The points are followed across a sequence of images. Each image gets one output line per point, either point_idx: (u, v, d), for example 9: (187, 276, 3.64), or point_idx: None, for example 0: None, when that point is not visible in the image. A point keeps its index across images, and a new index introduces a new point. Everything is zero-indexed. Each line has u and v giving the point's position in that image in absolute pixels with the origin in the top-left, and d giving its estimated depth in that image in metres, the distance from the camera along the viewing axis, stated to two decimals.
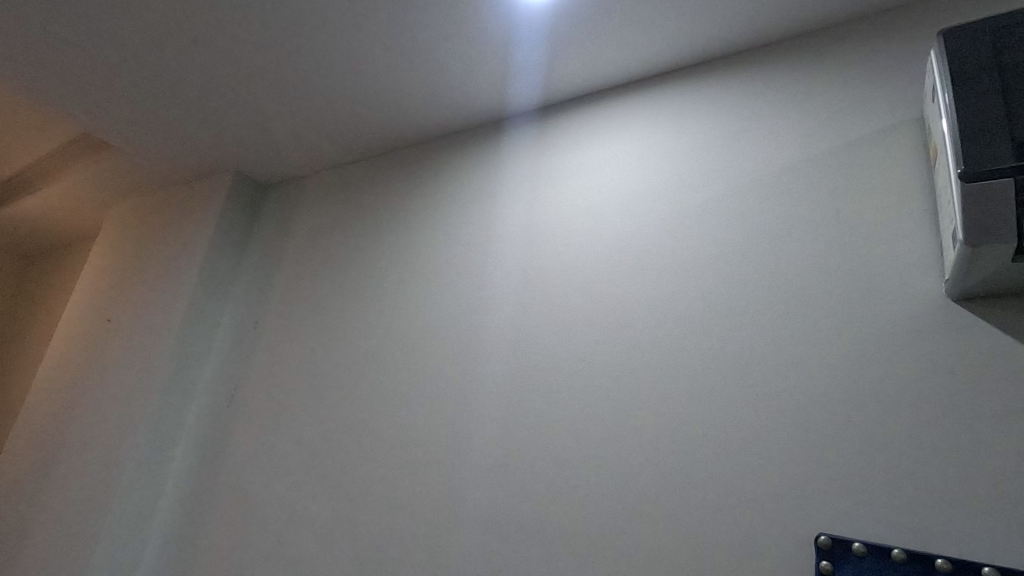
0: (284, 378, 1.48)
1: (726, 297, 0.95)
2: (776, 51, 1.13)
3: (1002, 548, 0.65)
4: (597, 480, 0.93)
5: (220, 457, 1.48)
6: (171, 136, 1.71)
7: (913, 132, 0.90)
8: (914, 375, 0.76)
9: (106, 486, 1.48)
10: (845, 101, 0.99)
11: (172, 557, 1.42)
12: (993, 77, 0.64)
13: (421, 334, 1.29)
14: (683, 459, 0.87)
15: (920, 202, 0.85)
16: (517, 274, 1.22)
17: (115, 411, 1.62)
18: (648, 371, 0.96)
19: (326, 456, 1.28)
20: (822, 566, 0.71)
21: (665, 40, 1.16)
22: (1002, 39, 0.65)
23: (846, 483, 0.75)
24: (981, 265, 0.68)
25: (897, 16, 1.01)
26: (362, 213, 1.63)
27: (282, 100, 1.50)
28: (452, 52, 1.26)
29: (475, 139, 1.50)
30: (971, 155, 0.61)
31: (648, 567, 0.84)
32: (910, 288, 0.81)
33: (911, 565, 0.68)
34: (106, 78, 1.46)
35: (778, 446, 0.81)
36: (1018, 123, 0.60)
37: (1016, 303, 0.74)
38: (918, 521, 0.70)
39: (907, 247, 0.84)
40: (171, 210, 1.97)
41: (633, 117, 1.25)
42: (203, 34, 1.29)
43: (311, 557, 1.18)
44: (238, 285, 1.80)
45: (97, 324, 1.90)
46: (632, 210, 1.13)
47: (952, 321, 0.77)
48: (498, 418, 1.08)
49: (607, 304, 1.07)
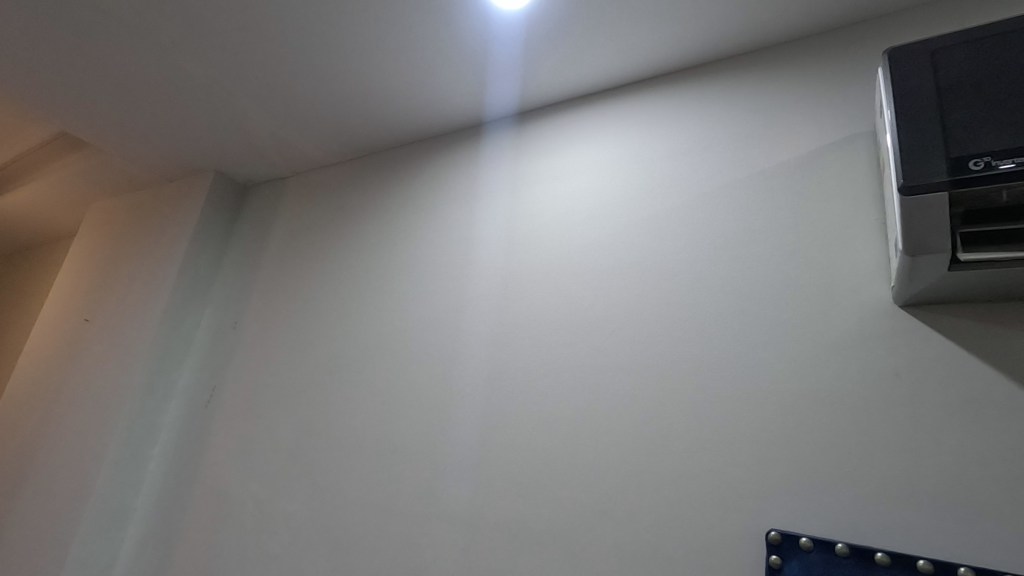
0: (262, 378, 1.50)
1: (689, 302, 0.98)
2: (743, 63, 1.16)
3: (936, 542, 0.69)
4: (564, 479, 0.96)
5: (198, 458, 1.49)
6: (150, 136, 1.71)
7: (867, 144, 0.94)
8: (862, 379, 0.80)
9: (83, 486, 1.49)
10: (806, 113, 1.02)
11: (148, 557, 1.43)
12: (928, 96, 0.67)
13: (398, 334, 1.31)
14: (645, 460, 0.90)
15: (872, 211, 0.89)
16: (494, 275, 1.24)
17: (92, 411, 1.62)
18: (615, 373, 0.99)
19: (302, 456, 1.30)
20: (772, 560, 0.75)
21: (636, 50, 1.20)
22: (937, 61, 0.69)
23: (797, 481, 0.78)
24: (922, 275, 0.72)
25: (856, 31, 1.05)
26: (342, 215, 1.64)
27: (262, 103, 1.51)
28: (428, 57, 1.28)
29: (453, 144, 1.52)
30: (910, 169, 0.65)
31: (611, 564, 0.87)
32: (861, 294, 0.85)
33: (854, 559, 0.71)
34: (86, 78, 1.46)
35: (735, 445, 0.84)
36: (951, 141, 0.64)
37: (959, 310, 0.77)
38: (862, 518, 0.73)
39: (860, 255, 0.87)
40: (151, 210, 1.97)
41: (607, 124, 1.28)
42: (181, 36, 1.30)
43: (286, 556, 1.19)
44: (217, 286, 1.81)
45: (75, 324, 1.90)
46: (606, 215, 1.16)
47: (899, 327, 0.80)
48: (470, 419, 1.11)
49: (579, 307, 1.09)
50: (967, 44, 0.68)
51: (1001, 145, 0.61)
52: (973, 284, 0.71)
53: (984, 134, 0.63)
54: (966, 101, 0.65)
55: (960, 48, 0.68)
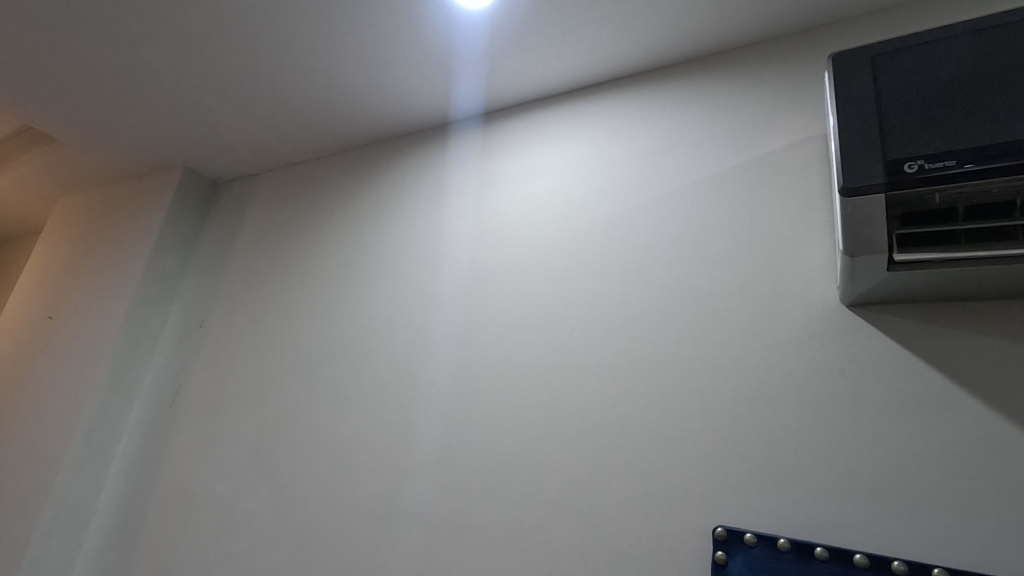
0: (228, 377, 1.48)
1: (647, 300, 0.99)
2: (705, 65, 1.17)
3: (873, 537, 0.70)
4: (523, 479, 0.96)
5: (161, 457, 1.47)
6: (116, 131, 1.68)
7: (820, 147, 0.96)
8: (809, 378, 0.81)
9: (42, 487, 1.45)
10: (763, 115, 1.04)
11: (109, 560, 1.40)
12: (869, 100, 0.69)
13: (363, 333, 1.31)
14: (601, 457, 0.91)
15: (822, 212, 0.91)
16: (460, 274, 1.24)
17: (53, 411, 1.58)
18: (574, 371, 1.00)
19: (264, 456, 1.28)
20: (717, 556, 0.75)
21: (601, 52, 1.20)
22: (879, 66, 0.70)
23: (744, 478, 0.80)
24: (864, 275, 0.73)
25: (811, 36, 1.07)
26: (310, 213, 1.63)
27: (228, 99, 1.49)
28: (395, 57, 1.27)
29: (421, 144, 1.52)
30: (850, 172, 0.66)
31: (565, 562, 0.87)
32: (810, 294, 0.86)
33: (795, 554, 0.72)
34: (46, 71, 1.43)
35: (687, 443, 0.85)
36: (888, 144, 0.65)
37: (903, 309, 0.79)
38: (805, 514, 0.75)
39: (811, 256, 0.89)
40: (118, 206, 1.94)
41: (572, 125, 1.28)
42: (142, 30, 1.28)
43: (246, 557, 1.18)
44: (185, 284, 1.79)
45: (39, 322, 1.85)
46: (568, 213, 1.16)
47: (844, 326, 0.82)
48: (433, 417, 1.10)
49: (542, 305, 1.09)
50: (908, 49, 0.69)
51: (934, 148, 0.63)
52: (912, 284, 0.73)
53: (918, 137, 0.65)
54: (902, 105, 0.67)
55: (901, 53, 0.70)
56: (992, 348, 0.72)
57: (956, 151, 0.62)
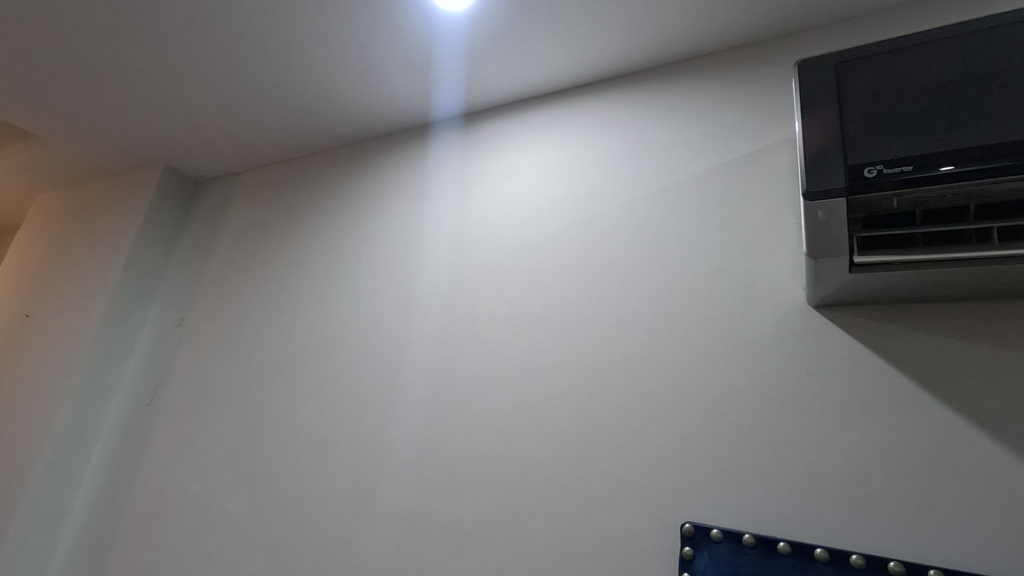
0: (207, 375, 1.47)
1: (622, 301, 1.00)
2: (682, 70, 1.19)
3: (835, 533, 0.72)
4: (498, 477, 0.96)
5: (138, 456, 1.46)
6: (94, 128, 1.66)
7: (789, 151, 0.98)
8: (777, 377, 0.83)
9: (15, 487, 1.44)
10: (736, 119, 1.06)
11: (84, 560, 1.39)
12: (832, 108, 0.70)
13: (342, 332, 1.31)
14: (574, 455, 0.92)
15: (790, 215, 0.93)
16: (440, 274, 1.25)
17: (29, 410, 1.56)
18: (550, 369, 1.01)
19: (242, 454, 1.28)
20: (684, 552, 0.77)
21: (579, 55, 1.22)
22: (842, 74, 0.72)
23: (713, 476, 0.81)
24: (828, 277, 0.75)
25: (783, 42, 1.10)
26: (290, 212, 1.63)
27: (208, 97, 1.49)
28: (375, 57, 1.28)
29: (402, 144, 1.53)
30: (814, 178, 0.68)
31: (538, 559, 0.88)
32: (778, 295, 0.88)
33: (759, 549, 0.73)
34: (23, 67, 1.42)
35: (658, 442, 0.87)
36: (849, 150, 0.67)
37: (867, 310, 0.82)
38: (771, 511, 0.76)
39: (780, 257, 0.91)
40: (98, 203, 1.92)
41: (550, 127, 1.30)
42: (121, 27, 1.27)
43: (222, 556, 1.18)
44: (165, 283, 1.77)
45: (16, 319, 1.83)
46: (546, 215, 1.18)
47: (810, 326, 0.84)
48: (411, 417, 1.11)
49: (519, 305, 1.10)
50: (869, 57, 0.71)
51: (892, 154, 0.65)
52: (875, 286, 0.75)
53: (878, 143, 0.66)
54: (864, 113, 0.69)
55: (863, 61, 0.71)
56: (950, 348, 0.75)
57: (911, 157, 0.64)
